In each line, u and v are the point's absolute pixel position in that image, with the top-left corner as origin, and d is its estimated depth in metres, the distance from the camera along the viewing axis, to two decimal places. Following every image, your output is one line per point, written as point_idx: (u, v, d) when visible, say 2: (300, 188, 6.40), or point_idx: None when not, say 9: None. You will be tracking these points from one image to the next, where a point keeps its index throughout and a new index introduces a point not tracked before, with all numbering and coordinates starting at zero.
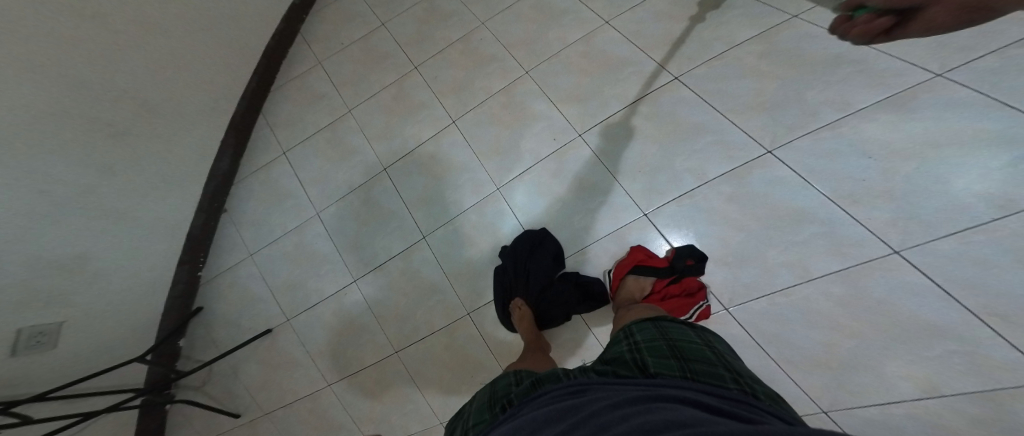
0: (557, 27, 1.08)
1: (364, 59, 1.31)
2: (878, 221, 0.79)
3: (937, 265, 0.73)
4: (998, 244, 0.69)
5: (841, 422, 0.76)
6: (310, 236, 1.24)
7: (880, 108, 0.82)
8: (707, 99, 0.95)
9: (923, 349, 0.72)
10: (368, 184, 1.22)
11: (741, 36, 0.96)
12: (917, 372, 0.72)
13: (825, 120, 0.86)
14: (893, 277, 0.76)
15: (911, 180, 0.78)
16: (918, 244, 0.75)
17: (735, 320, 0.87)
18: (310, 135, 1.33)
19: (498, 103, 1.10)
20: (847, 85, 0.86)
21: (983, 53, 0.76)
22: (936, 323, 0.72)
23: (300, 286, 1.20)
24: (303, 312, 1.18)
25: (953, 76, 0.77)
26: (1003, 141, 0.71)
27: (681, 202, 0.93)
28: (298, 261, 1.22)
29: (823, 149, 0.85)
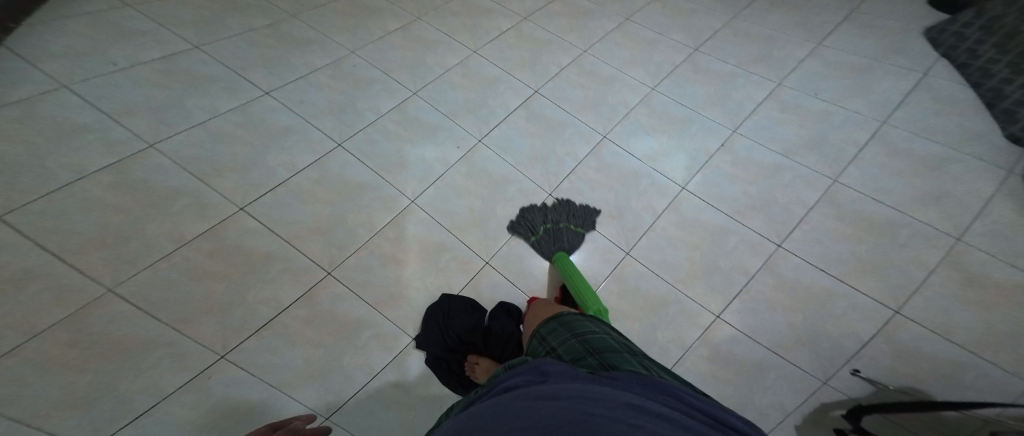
0: (432, 54, 1.24)
1: (176, 82, 1.05)
2: (668, 170, 1.23)
3: (704, 189, 1.20)
4: (718, 171, 1.23)
5: (732, 321, 1.00)
6: (103, 322, 0.75)
7: (640, 105, 1.33)
8: (559, 103, 1.26)
9: (725, 241, 1.11)
10: (216, 229, 0.90)
11: (562, 61, 1.36)
12: (736, 256, 1.09)
13: (621, 114, 1.30)
14: (693, 201, 1.17)
15: (671, 143, 1.27)
16: (691, 179, 1.21)
17: (637, 259, 1.08)
18: (74, 179, 0.87)
19: (391, 120, 1.11)
20: (624, 93, 1.35)
21: (664, 76, 1.41)
22: (723, 225, 1.14)
23: (100, 399, 0.69)
24: (126, 425, 0.69)
25: (659, 89, 1.38)
26: (690, 120, 1.32)
27: (570, 179, 1.15)
28: (84, 365, 0.70)
29: (626, 131, 1.27)
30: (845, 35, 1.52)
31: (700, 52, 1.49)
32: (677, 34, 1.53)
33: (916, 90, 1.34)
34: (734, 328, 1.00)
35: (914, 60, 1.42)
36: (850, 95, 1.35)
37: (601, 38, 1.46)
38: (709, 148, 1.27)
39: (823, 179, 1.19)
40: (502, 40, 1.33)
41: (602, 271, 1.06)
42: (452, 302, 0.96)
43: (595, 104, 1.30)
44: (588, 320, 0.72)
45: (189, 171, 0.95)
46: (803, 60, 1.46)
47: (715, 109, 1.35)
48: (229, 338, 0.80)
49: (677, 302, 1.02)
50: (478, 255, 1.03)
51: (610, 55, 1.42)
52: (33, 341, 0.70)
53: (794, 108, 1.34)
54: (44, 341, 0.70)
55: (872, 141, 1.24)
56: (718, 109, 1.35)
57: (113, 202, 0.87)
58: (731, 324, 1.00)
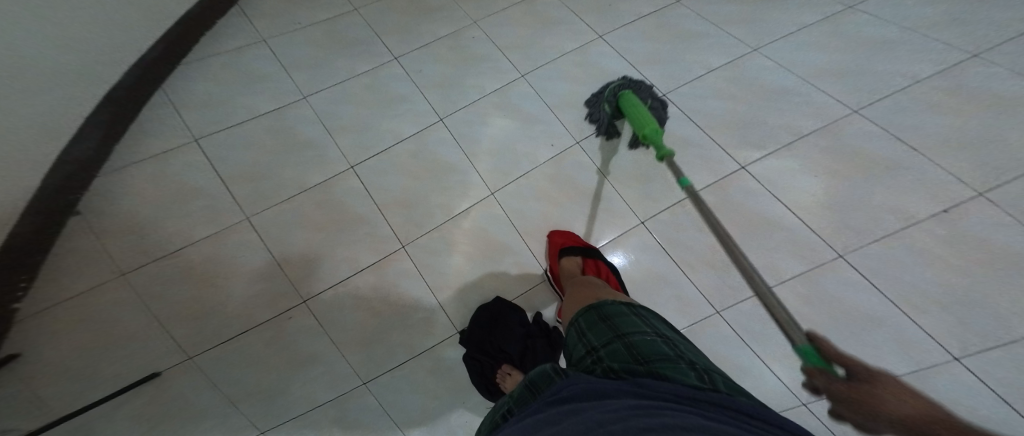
0: (552, 34, 1.13)
1: (326, 41, 1.17)
2: (820, 226, 0.93)
3: (871, 265, 0.88)
4: (910, 246, 0.87)
5: (818, 412, 0.84)
6: (232, 247, 0.96)
7: (822, 133, 1.00)
8: (692, 115, 1.06)
9: (867, 336, 0.84)
10: (328, 182, 1.03)
11: (712, 62, 1.10)
12: (867, 357, 0.83)
13: (783, 142, 1.01)
14: (842, 276, 0.89)
15: (846, 194, 0.95)
16: (858, 248, 0.90)
17: (725, 320, 0.93)
18: (244, 122, 1.08)
19: (492, 103, 1.07)
20: (797, 114, 1.03)
21: (883, 96, 1.01)
22: (875, 314, 0.85)
23: (216, 311, 0.91)
24: (217, 346, 0.89)
25: (865, 113, 1.01)
26: (896, 166, 0.94)
27: (674, 211, 0.98)
28: (212, 280, 0.93)
29: (783, 166, 0.99)
30: None
31: (980, 60, 0.99)
32: (940, 29, 1.05)
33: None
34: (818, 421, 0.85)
35: None
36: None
37: (788, 34, 1.12)
38: (909, 212, 0.90)
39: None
40: (640, 28, 1.14)
41: (677, 323, 0.95)
42: (502, 308, 0.94)
43: (743, 123, 1.04)
44: (633, 317, 0.72)
45: (323, 125, 1.08)
46: None
47: (947, 154, 0.92)
48: (312, 286, 0.94)
49: (757, 376, 0.89)
50: (541, 266, 0.98)
51: (793, 56, 1.09)
52: (184, 254, 0.94)
53: None
54: (190, 254, 0.95)
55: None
56: (957, 153, 0.91)
57: (263, 148, 1.06)
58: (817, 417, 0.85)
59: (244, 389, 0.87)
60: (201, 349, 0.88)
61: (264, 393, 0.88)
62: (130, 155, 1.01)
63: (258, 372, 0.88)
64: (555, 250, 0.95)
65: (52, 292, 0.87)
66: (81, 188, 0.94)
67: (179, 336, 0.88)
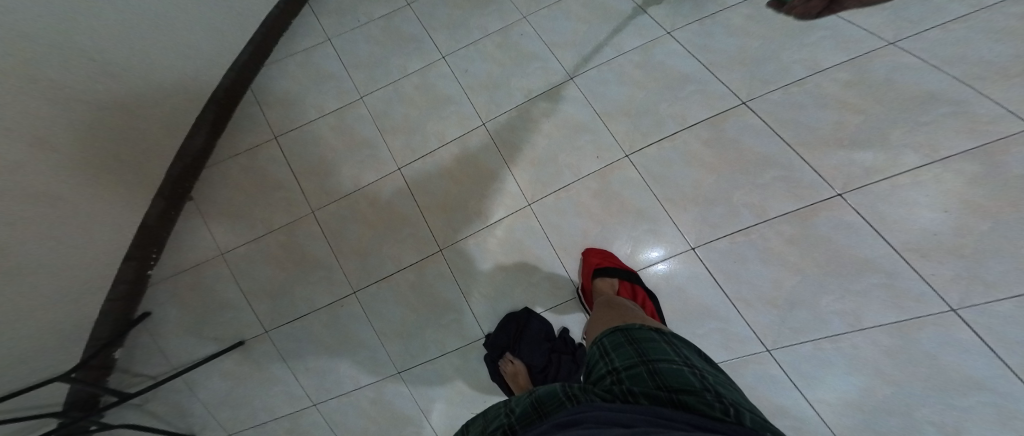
0: (611, 30, 1.02)
1: (386, 40, 1.20)
2: (939, 276, 0.74)
3: (988, 324, 0.69)
4: None
5: None
6: (302, 237, 1.08)
7: (970, 157, 0.75)
8: (776, 128, 0.89)
9: (957, 397, 0.70)
10: (381, 182, 1.09)
11: (823, 61, 0.90)
12: (943, 418, 0.71)
13: (907, 165, 0.80)
14: (945, 333, 0.72)
15: (985, 241, 0.73)
16: (976, 304, 0.70)
17: (775, 360, 0.83)
18: (315, 119, 1.17)
19: (539, 107, 1.02)
20: (937, 129, 0.79)
21: None
22: (975, 376, 0.69)
23: (285, 293, 1.05)
24: (287, 323, 1.04)
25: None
26: None
27: (735, 239, 0.87)
28: (285, 265, 1.07)
29: (898, 197, 0.79)
30: None
31: None
32: None
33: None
34: None
35: None
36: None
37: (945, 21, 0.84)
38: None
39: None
40: (724, 21, 0.98)
41: (717, 357, 0.86)
42: (529, 319, 0.95)
43: (845, 142, 0.85)
44: (663, 344, 0.64)
45: (378, 125, 1.14)
46: None
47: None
48: (362, 280, 1.04)
49: (799, 419, 0.80)
50: (574, 282, 0.96)
51: (946, 51, 0.82)
52: (267, 239, 1.09)
53: None
54: (271, 240, 1.09)
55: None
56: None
57: (328, 145, 1.15)
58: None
59: (304, 363, 1.02)
60: (274, 324, 1.04)
61: (318, 367, 1.02)
62: (226, 149, 1.16)
63: (316, 349, 1.02)
64: (588, 270, 0.89)
65: (172, 264, 1.08)
66: (191, 179, 1.13)
67: (258, 310, 1.05)
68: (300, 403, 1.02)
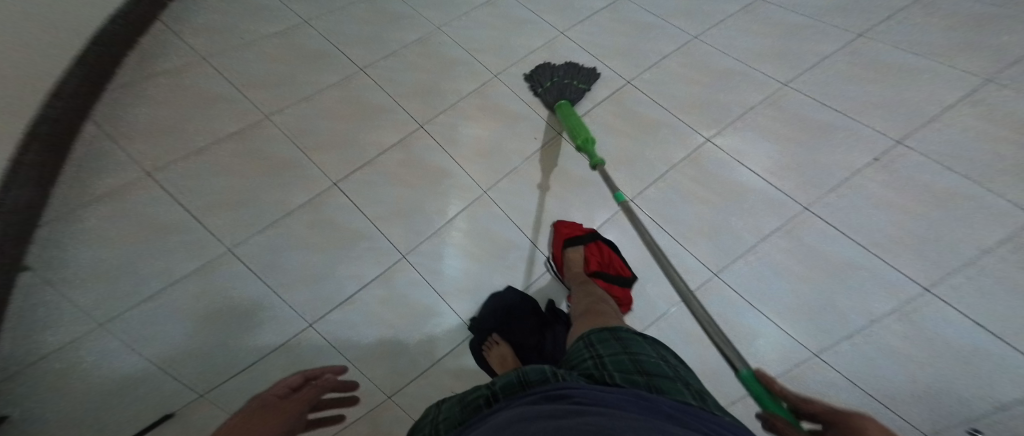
0: (520, 34, 1.18)
1: (288, 58, 1.16)
2: (788, 186, 1.03)
3: (835, 216, 0.99)
4: (857, 195, 1.00)
5: (833, 362, 0.86)
6: (221, 279, 0.88)
7: (763, 107, 1.10)
8: (655, 99, 1.08)
9: (847, 279, 0.92)
10: (315, 201, 1.00)
11: (664, 49, 1.15)
12: (855, 302, 0.90)
13: (733, 116, 1.09)
14: (813, 229, 0.98)
15: (798, 155, 1.06)
16: (816, 201, 1.01)
17: (726, 284, 0.97)
18: (217, 142, 1.02)
19: (472, 104, 1.10)
20: (739, 91, 1.11)
21: (804, 71, 1.16)
22: (847, 259, 0.95)
23: (218, 347, 0.84)
24: (229, 379, 0.83)
25: (795, 85, 1.13)
26: (826, 129, 1.08)
27: (659, 186, 1.03)
28: (205, 316, 0.85)
29: (739, 137, 1.07)
30: None
31: (867, 38, 1.19)
32: (835, 14, 1.24)
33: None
34: (836, 372, 0.85)
35: None
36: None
37: (721, 23, 1.24)
38: (853, 163, 1.04)
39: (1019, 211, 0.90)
40: (599, 22, 1.20)
41: (681, 291, 0.97)
42: (514, 298, 0.96)
43: (702, 101, 1.09)
44: (644, 341, 0.70)
45: (297, 144, 1.06)
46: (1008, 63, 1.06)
47: (878, 115, 1.08)
48: (317, 308, 0.90)
49: (766, 334, 0.91)
50: (545, 258, 1.01)
51: (730, 39, 1.22)
52: (173, 290, 0.86)
53: (989, 117, 1.02)
54: (179, 290, 0.86)
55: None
56: (881, 115, 1.08)
57: (236, 172, 0.99)
58: (830, 366, 0.86)
59: None
60: (211, 384, 0.82)
61: None
62: (74, 187, 0.88)
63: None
64: (560, 243, 0.97)
65: (5, 359, 0.74)
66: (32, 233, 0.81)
67: (183, 376, 0.81)
68: None
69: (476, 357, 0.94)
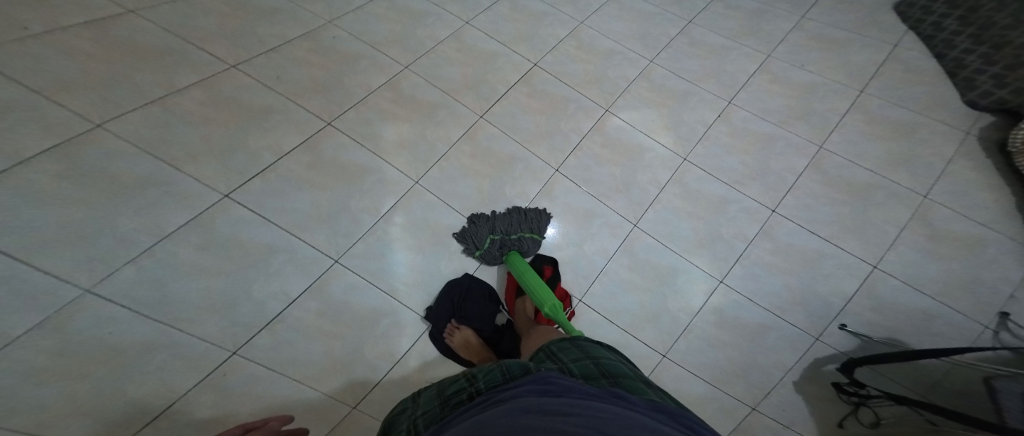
0: (423, 25, 1.16)
1: (125, 55, 0.92)
2: (668, 142, 1.16)
3: (711, 162, 1.16)
4: (717, 144, 1.18)
5: (733, 286, 1.04)
6: (89, 327, 0.65)
7: (642, 80, 1.23)
8: (561, 78, 1.17)
9: (725, 213, 1.11)
10: (199, 219, 0.79)
11: (560, 33, 1.25)
12: (735, 229, 1.09)
13: (619, 91, 1.20)
14: (695, 174, 1.14)
15: (672, 117, 1.20)
16: (693, 151, 1.16)
17: (644, 232, 1.07)
18: (41, 152, 0.74)
19: (385, 98, 1.03)
20: (618, 66, 1.24)
21: (675, 36, 1.35)
22: (721, 195, 1.12)
23: (111, 404, 0.63)
24: (143, 429, 0.65)
25: (668, 53, 1.31)
26: (691, 95, 1.24)
27: (577, 155, 1.09)
28: (82, 368, 0.62)
29: (630, 106, 1.19)
30: (826, 10, 1.48)
31: (712, 9, 1.45)
32: None
33: (891, 59, 1.36)
34: (737, 293, 1.03)
35: (885, 33, 1.42)
36: (829, 69, 1.34)
37: (597, 11, 1.34)
38: (707, 119, 1.21)
39: (811, 145, 1.20)
40: (498, 11, 1.24)
41: (612, 246, 1.05)
42: (467, 281, 0.93)
43: (597, 78, 1.20)
44: (600, 346, 0.72)
45: (156, 155, 0.83)
46: (790, 32, 1.42)
47: (713, 83, 1.28)
48: (239, 335, 0.74)
49: (685, 271, 1.05)
50: None
51: (614, 14, 1.35)
52: (17, 345, 0.59)
53: (785, 80, 1.31)
54: (27, 347, 0.60)
55: (853, 109, 1.26)
56: (715, 82, 1.28)
57: (78, 188, 0.73)
58: (733, 289, 1.04)
59: None
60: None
61: None
62: None
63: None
64: (512, 289, 0.96)
65: None
66: None
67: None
68: None
69: (441, 346, 0.88)
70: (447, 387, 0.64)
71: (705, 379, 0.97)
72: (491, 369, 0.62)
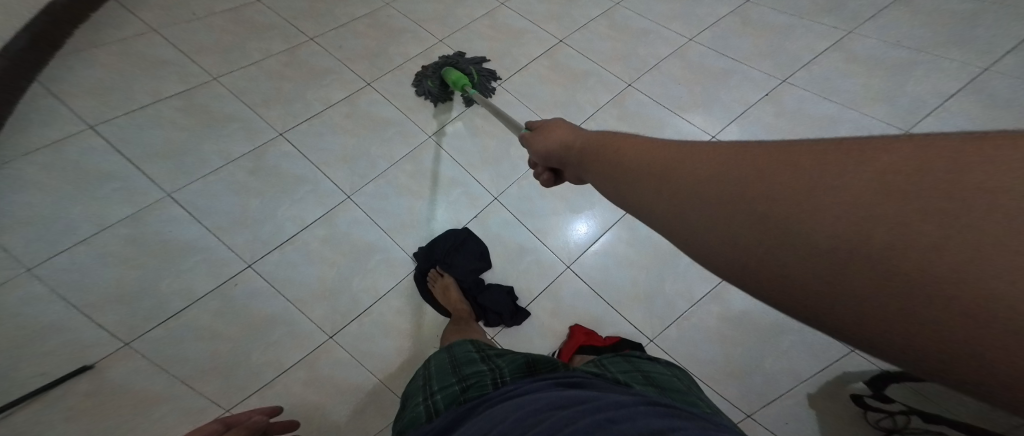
0: (463, 6, 1.28)
1: (236, 29, 1.19)
2: (696, 118, 1.08)
3: (745, 142, 1.04)
4: (757, 124, 1.06)
5: None
6: (155, 227, 0.92)
7: (675, 58, 1.17)
8: (586, 54, 1.18)
9: None
10: (257, 152, 1.03)
11: (592, 13, 1.26)
12: None
13: (647, 67, 1.16)
14: None
15: (706, 95, 1.11)
16: (722, 130, 1.06)
17: None
18: (155, 102, 1.04)
19: (417, 66, 1.17)
20: (652, 44, 1.19)
21: (727, 14, 1.23)
22: None
23: (152, 289, 0.88)
24: (157, 325, 0.85)
25: (714, 30, 1.21)
26: (735, 74, 1.13)
27: (589, 125, 1.09)
28: (136, 260, 0.89)
29: (657, 82, 1.13)
30: None
31: None
32: None
33: None
34: None
35: None
36: (939, 43, 1.09)
37: None
38: (748, 98, 1.09)
39: (891, 130, 1.00)
40: None
41: (610, 218, 1.03)
42: (459, 236, 0.99)
43: (623, 55, 1.18)
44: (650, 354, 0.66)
45: (243, 101, 1.08)
46: (886, 7, 1.17)
47: (763, 61, 1.14)
48: (255, 250, 0.94)
49: None
50: (488, 192, 1.04)
51: None
52: (106, 235, 0.89)
53: (863, 60, 1.10)
54: (112, 239, 0.89)
55: (960, 91, 1.01)
56: (767, 61, 1.14)
57: (184, 129, 1.03)
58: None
59: (193, 368, 0.84)
60: (147, 324, 0.85)
61: (222, 367, 0.85)
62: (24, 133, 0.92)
63: (210, 345, 0.86)
64: (572, 347, 0.89)
65: None
66: None
67: (116, 316, 0.84)
68: (205, 418, 0.81)
69: (422, 291, 0.96)
70: (461, 363, 0.63)
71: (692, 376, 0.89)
72: (515, 359, 0.60)
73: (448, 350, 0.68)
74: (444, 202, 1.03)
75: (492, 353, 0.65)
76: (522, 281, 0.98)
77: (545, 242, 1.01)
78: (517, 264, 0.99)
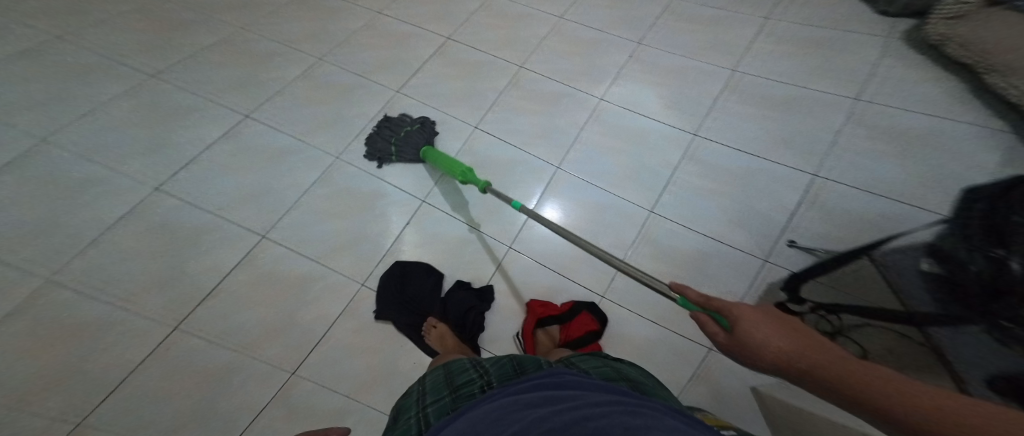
0: (338, 21, 1.26)
1: (53, 74, 1.01)
2: (583, 85, 1.20)
3: (631, 99, 1.18)
4: (635, 83, 1.21)
5: (664, 214, 1.05)
6: (51, 307, 0.77)
7: (550, 37, 1.26)
8: (473, 45, 1.23)
9: (649, 144, 1.13)
10: (138, 210, 0.91)
11: (468, 6, 1.30)
12: (663, 158, 1.11)
13: (529, 48, 1.23)
14: (615, 111, 1.17)
15: (587, 64, 1.22)
16: (608, 93, 1.19)
17: (569, 173, 1.10)
18: None
19: (304, 87, 1.14)
20: (528, 25, 1.27)
21: None
22: (642, 129, 1.15)
23: (76, 368, 0.74)
24: (103, 401, 0.74)
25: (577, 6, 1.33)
26: (606, 43, 1.26)
27: (495, 110, 1.15)
28: (49, 343, 0.74)
29: (543, 61, 1.22)
30: None
31: None
32: None
33: None
34: (666, 220, 1.05)
35: None
36: None
37: None
38: (618, 61, 1.23)
39: (724, 71, 1.21)
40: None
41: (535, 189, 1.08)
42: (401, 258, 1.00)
43: (507, 39, 1.24)
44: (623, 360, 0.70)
45: (97, 159, 0.93)
46: None
47: (623, 27, 1.29)
48: (177, 310, 0.85)
49: (613, 205, 1.07)
50: (415, 196, 1.06)
51: None
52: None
53: (690, 18, 1.30)
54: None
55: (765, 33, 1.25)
56: (623, 27, 1.29)
57: (32, 199, 0.85)
58: (665, 217, 1.05)
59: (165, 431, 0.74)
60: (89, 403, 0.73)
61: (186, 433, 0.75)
62: None
63: (165, 414, 0.76)
64: (533, 321, 0.96)
65: None
66: None
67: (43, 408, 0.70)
68: None
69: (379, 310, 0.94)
70: (454, 373, 0.68)
71: (649, 320, 0.98)
72: (503, 363, 0.67)
73: (443, 365, 0.72)
74: (375, 215, 1.03)
75: (480, 362, 0.71)
76: (469, 270, 1.03)
77: (482, 228, 1.07)
78: (462, 254, 1.04)
